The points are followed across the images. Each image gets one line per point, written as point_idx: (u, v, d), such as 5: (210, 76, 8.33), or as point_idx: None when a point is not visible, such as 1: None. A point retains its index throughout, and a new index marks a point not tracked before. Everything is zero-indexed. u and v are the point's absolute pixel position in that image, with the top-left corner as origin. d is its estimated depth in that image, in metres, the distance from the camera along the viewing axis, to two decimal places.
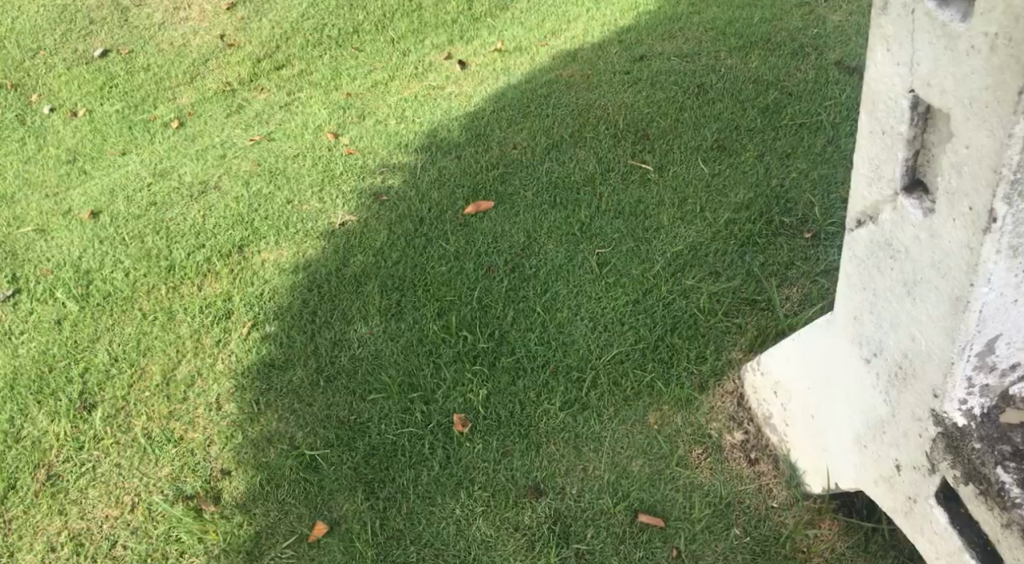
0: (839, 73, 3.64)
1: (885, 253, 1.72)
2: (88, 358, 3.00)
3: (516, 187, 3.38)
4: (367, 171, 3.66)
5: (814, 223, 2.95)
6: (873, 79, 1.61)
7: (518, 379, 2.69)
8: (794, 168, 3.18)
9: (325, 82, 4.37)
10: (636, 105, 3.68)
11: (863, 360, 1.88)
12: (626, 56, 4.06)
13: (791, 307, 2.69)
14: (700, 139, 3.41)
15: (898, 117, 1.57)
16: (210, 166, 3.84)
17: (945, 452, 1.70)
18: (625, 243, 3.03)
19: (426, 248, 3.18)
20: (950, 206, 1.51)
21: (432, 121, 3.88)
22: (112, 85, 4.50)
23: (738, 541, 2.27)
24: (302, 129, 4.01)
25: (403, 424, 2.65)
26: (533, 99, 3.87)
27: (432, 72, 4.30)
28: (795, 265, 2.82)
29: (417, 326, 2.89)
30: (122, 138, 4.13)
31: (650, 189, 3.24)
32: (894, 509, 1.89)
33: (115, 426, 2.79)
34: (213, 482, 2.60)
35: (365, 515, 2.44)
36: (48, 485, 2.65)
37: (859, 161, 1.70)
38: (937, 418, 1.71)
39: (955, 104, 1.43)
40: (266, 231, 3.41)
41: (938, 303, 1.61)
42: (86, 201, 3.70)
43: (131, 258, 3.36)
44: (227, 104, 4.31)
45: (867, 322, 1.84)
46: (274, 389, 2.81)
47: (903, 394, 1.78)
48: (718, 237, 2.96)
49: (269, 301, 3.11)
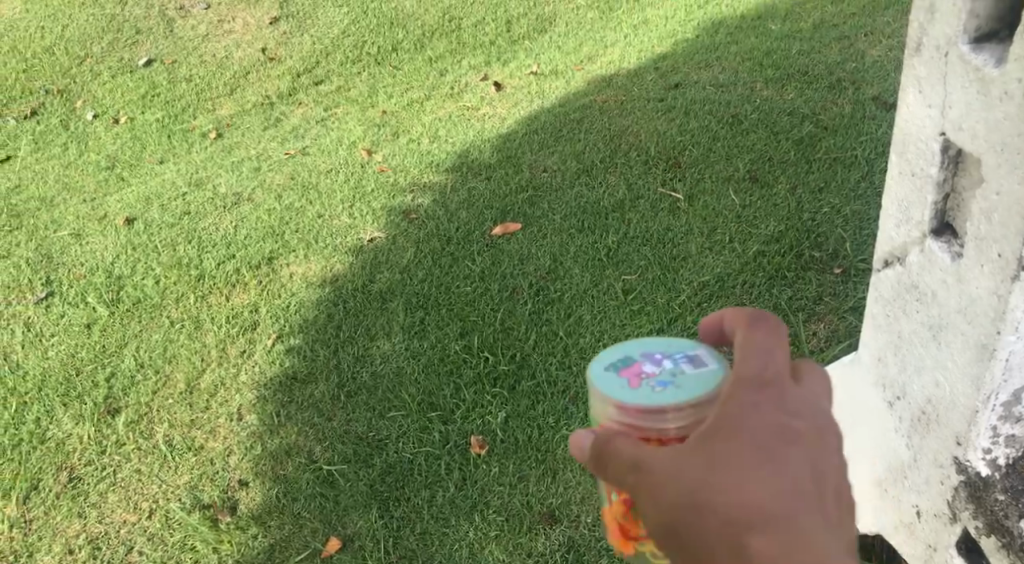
0: (877, 109, 3.61)
1: (911, 295, 1.69)
2: (115, 363, 3.04)
3: (545, 210, 3.38)
4: (398, 189, 3.68)
5: (845, 259, 2.91)
6: (904, 120, 1.60)
7: (537, 403, 2.68)
8: (827, 202, 3.15)
9: (362, 98, 4.40)
10: (670, 133, 3.67)
11: (886, 402, 1.85)
12: (661, 83, 4.06)
13: (817, 344, 2.66)
14: (732, 170, 3.40)
15: (929, 159, 1.56)
16: (245, 178, 3.88)
17: (968, 502, 1.67)
18: (652, 270, 3.01)
19: (452, 267, 3.19)
20: (978, 252, 1.49)
21: (465, 142, 3.90)
22: (155, 95, 4.58)
23: None
24: (337, 144, 4.04)
25: (420, 443, 2.64)
26: (566, 123, 3.87)
27: (468, 93, 4.32)
28: (824, 300, 2.79)
29: (439, 345, 2.90)
30: (161, 146, 4.20)
31: (678, 218, 3.22)
32: (914, 556, 1.85)
33: (138, 431, 2.82)
34: (231, 492, 2.62)
35: (379, 533, 2.43)
36: (70, 487, 2.67)
37: (888, 202, 1.69)
38: (960, 466, 1.67)
39: (987, 149, 1.41)
40: (296, 245, 3.44)
41: (964, 349, 1.58)
42: (122, 207, 3.76)
43: (163, 266, 3.41)
44: (266, 117, 4.37)
45: (891, 363, 1.81)
46: (295, 402, 2.82)
47: (926, 439, 1.75)
48: (746, 269, 2.94)
49: (295, 314, 3.13)
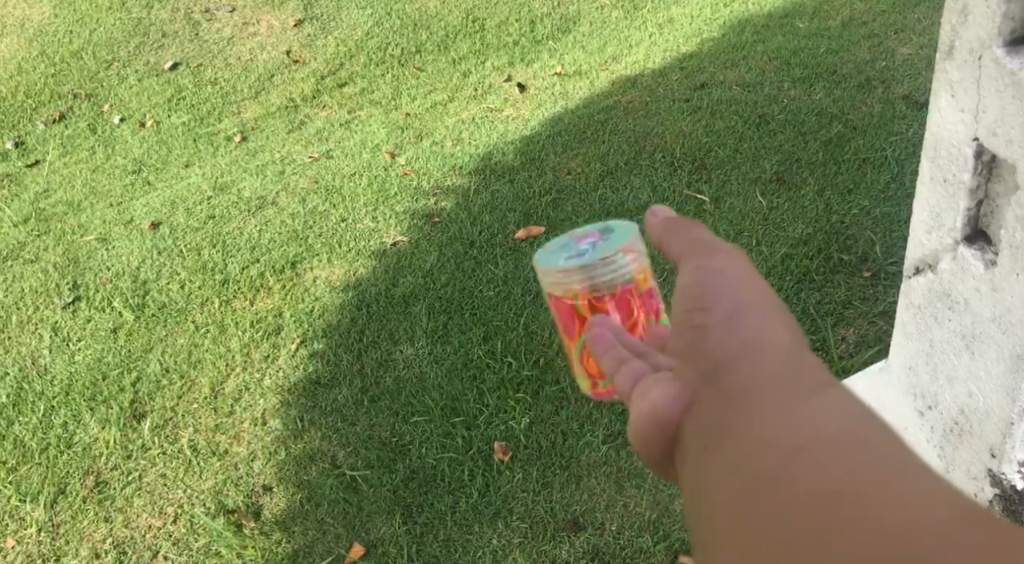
0: (907, 108, 3.54)
1: (943, 303, 1.65)
2: (140, 368, 3.05)
3: (568, 213, 3.36)
4: (421, 192, 3.66)
5: (875, 262, 2.87)
6: (935, 124, 1.56)
7: (561, 408, 2.67)
8: (856, 204, 3.10)
9: (386, 101, 4.39)
10: (694, 134, 3.63)
11: (917, 412, 1.81)
12: (686, 83, 4.02)
13: (846, 349, 2.62)
14: (759, 171, 3.35)
15: (961, 165, 1.52)
16: (269, 182, 3.89)
17: (1003, 515, 1.63)
18: (677, 274, 2.98)
19: (475, 271, 3.17)
20: (1013, 260, 1.45)
21: (488, 144, 3.88)
22: (180, 98, 4.60)
23: None
24: (360, 147, 4.04)
25: (444, 448, 2.63)
26: (590, 124, 3.84)
27: (491, 94, 4.30)
28: (853, 304, 2.75)
29: (462, 349, 2.89)
30: (187, 150, 4.21)
31: (704, 221, 3.18)
32: None
33: (163, 436, 2.82)
34: (255, 497, 2.62)
35: (402, 539, 2.43)
36: (96, 491, 2.69)
37: (918, 208, 1.65)
38: (995, 479, 1.63)
39: (1022, 155, 1.38)
40: (320, 249, 3.44)
41: (999, 360, 1.54)
42: (148, 211, 3.78)
43: (187, 270, 3.42)
44: (290, 120, 4.36)
45: (922, 373, 1.77)
46: (319, 406, 2.82)
47: (959, 450, 1.71)
48: (774, 272, 2.90)
49: (319, 318, 3.13)
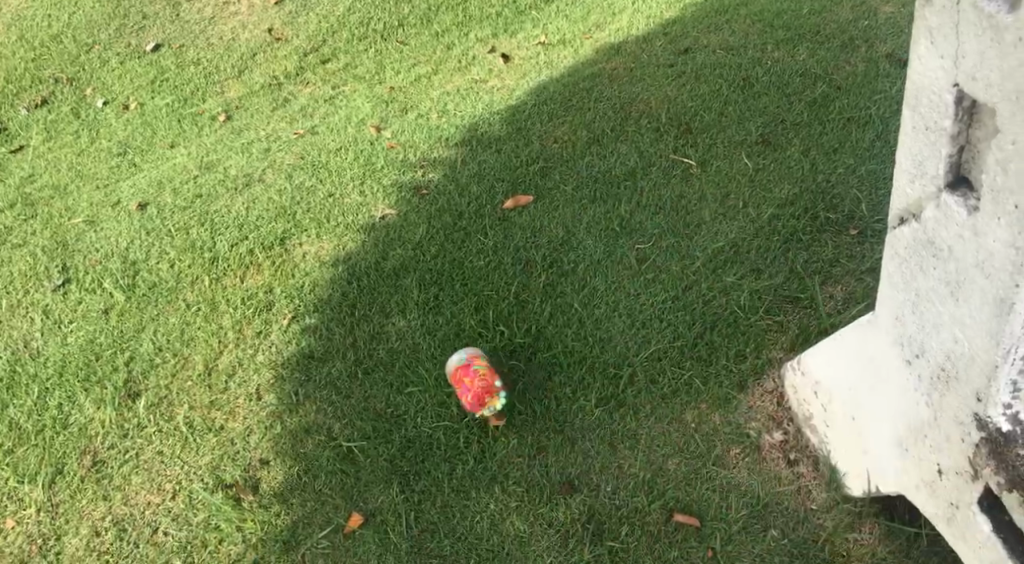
0: (891, 66, 3.55)
1: (927, 252, 1.67)
2: (133, 348, 3.05)
3: (556, 181, 3.36)
4: (408, 164, 3.66)
5: (861, 220, 2.89)
6: (916, 73, 1.57)
7: (553, 374, 2.69)
8: (841, 162, 3.12)
9: (370, 76, 4.37)
10: (680, 99, 3.63)
11: (905, 362, 1.84)
12: (671, 49, 4.01)
13: (835, 306, 2.65)
14: (745, 134, 3.36)
15: (942, 112, 1.53)
16: (256, 159, 3.88)
17: (990, 458, 1.66)
18: (666, 239, 3.00)
19: (465, 242, 3.18)
20: (994, 204, 1.46)
21: (473, 116, 3.88)
22: (163, 79, 4.57)
23: (775, 543, 2.23)
24: (345, 122, 4.03)
25: (439, 417, 2.65)
26: (575, 92, 3.83)
27: (475, 66, 4.28)
28: (840, 262, 2.77)
29: (454, 320, 2.90)
30: (171, 131, 4.19)
31: (691, 184, 3.19)
32: (936, 515, 1.85)
33: (159, 414, 2.84)
34: (252, 471, 2.63)
35: (400, 508, 2.46)
36: (93, 471, 2.70)
37: (901, 158, 1.66)
38: (981, 423, 1.66)
39: (1002, 99, 1.39)
40: (308, 224, 3.44)
41: (983, 304, 1.56)
42: (135, 192, 3.77)
43: (177, 249, 3.42)
44: (274, 98, 4.34)
45: (908, 322, 1.80)
46: (313, 380, 2.83)
47: (946, 396, 1.74)
48: (761, 234, 2.92)
49: (310, 293, 3.13)
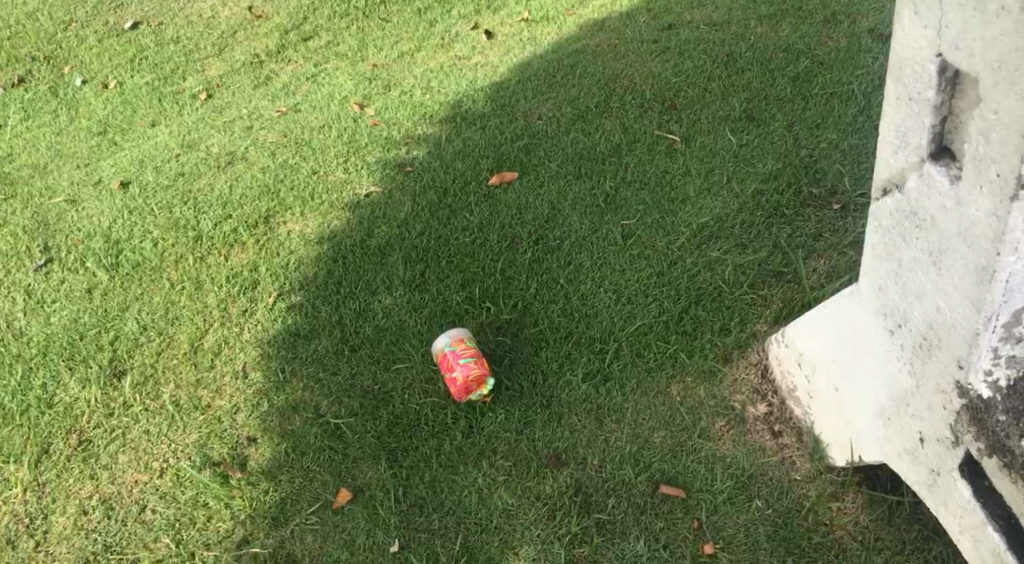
0: (873, 42, 3.56)
1: (910, 222, 1.69)
2: (118, 327, 3.04)
3: (541, 158, 3.36)
4: (392, 141, 3.65)
5: (843, 195, 2.91)
6: (899, 43, 1.58)
7: (540, 350, 2.70)
8: (824, 137, 3.14)
9: (353, 53, 4.34)
10: (664, 75, 3.64)
11: (888, 331, 1.87)
12: (654, 25, 4.01)
13: (818, 279, 2.67)
14: (728, 110, 3.37)
15: (926, 83, 1.54)
16: (238, 138, 3.85)
17: (971, 424, 1.69)
18: (651, 214, 3.00)
19: (450, 219, 3.18)
20: (977, 173, 1.48)
21: (457, 93, 3.86)
22: (143, 57, 4.52)
23: (760, 513, 2.26)
24: (328, 100, 4.01)
25: (427, 394, 2.67)
26: (559, 69, 3.83)
27: (458, 43, 4.26)
28: (823, 236, 2.79)
29: (440, 297, 2.91)
30: (152, 109, 4.15)
31: (676, 160, 3.20)
32: (918, 482, 1.89)
33: (145, 393, 2.83)
34: (240, 449, 2.64)
35: (388, 483, 2.47)
36: (80, 450, 2.70)
37: (885, 128, 1.68)
38: (962, 390, 1.69)
39: (985, 68, 1.40)
40: (292, 202, 3.43)
41: (964, 273, 1.58)
42: (117, 171, 3.74)
43: (160, 228, 3.40)
44: (255, 75, 4.30)
45: (891, 292, 1.82)
46: (299, 357, 2.83)
47: (928, 365, 1.77)
48: (745, 209, 2.93)
49: (295, 271, 3.13)
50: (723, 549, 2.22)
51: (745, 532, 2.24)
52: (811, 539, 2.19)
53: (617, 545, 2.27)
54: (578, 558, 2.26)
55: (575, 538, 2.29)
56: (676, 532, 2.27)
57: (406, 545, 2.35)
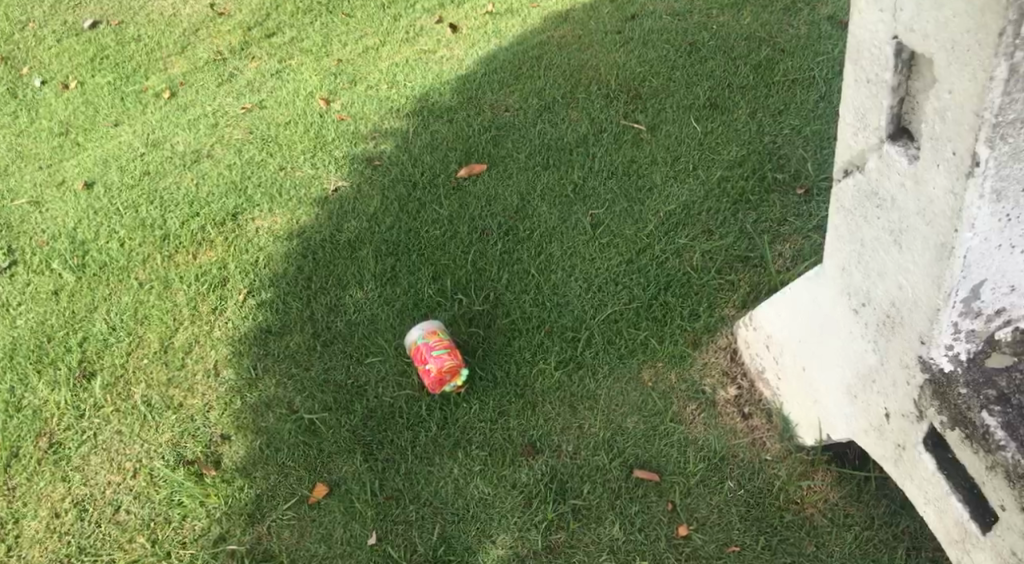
0: (832, 28, 3.61)
1: (872, 202, 1.73)
2: (86, 328, 3.02)
3: (509, 149, 3.38)
4: (359, 136, 3.64)
5: (807, 179, 2.96)
6: (858, 27, 1.62)
7: (513, 340, 2.72)
8: (787, 123, 3.18)
9: (317, 48, 4.32)
10: (628, 65, 3.66)
11: (853, 310, 1.91)
12: (618, 16, 4.03)
13: (784, 263, 2.71)
14: (693, 98, 3.40)
15: (883, 65, 1.58)
16: (203, 135, 3.83)
17: (933, 398, 1.73)
18: (619, 203, 3.03)
19: (420, 212, 3.18)
20: (934, 152, 1.52)
21: (423, 86, 3.87)
22: (104, 56, 4.47)
23: (732, 494, 2.30)
24: (293, 96, 3.99)
25: (400, 387, 2.67)
26: (525, 61, 3.84)
27: (423, 36, 4.26)
28: (788, 221, 2.84)
29: (412, 290, 2.91)
30: (114, 108, 4.10)
31: (642, 149, 3.23)
32: (885, 457, 1.93)
33: (116, 393, 2.81)
34: (214, 447, 2.63)
35: (364, 476, 2.48)
36: (50, 452, 2.68)
37: (846, 111, 1.72)
38: (924, 365, 1.73)
39: (939, 49, 1.44)
40: (260, 199, 3.41)
41: (924, 250, 1.62)
42: (80, 172, 3.70)
43: (126, 227, 3.37)
44: (219, 72, 4.26)
45: (855, 272, 1.87)
46: (271, 354, 2.83)
47: (892, 342, 1.81)
48: (711, 195, 2.97)
49: (264, 267, 3.12)
50: (696, 531, 2.26)
51: (718, 513, 2.28)
52: (783, 518, 2.24)
53: (593, 530, 2.30)
54: (555, 544, 2.29)
55: (552, 525, 2.32)
56: (651, 515, 2.30)
57: (384, 537, 2.36)
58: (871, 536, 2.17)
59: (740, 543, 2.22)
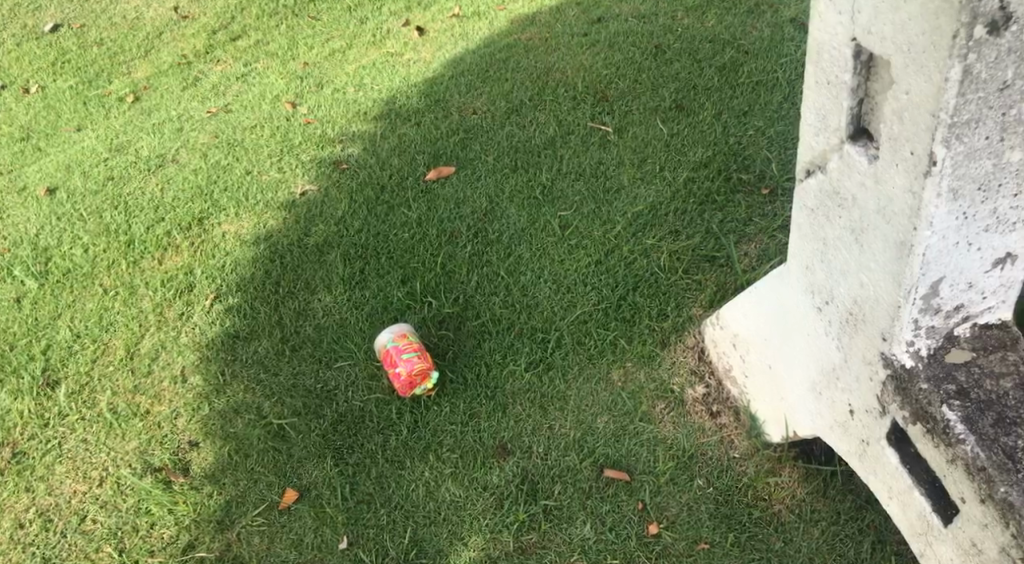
0: (795, 30, 3.66)
1: (835, 202, 1.76)
2: (50, 336, 2.97)
3: (477, 152, 3.38)
4: (326, 139, 3.63)
5: (772, 180, 3.00)
6: (817, 29, 1.64)
7: (483, 342, 2.72)
8: (752, 124, 3.22)
9: (282, 52, 4.29)
10: (595, 67, 3.68)
11: (817, 308, 1.94)
12: (584, 18, 4.05)
13: (749, 263, 2.75)
14: (659, 100, 3.43)
15: (842, 67, 1.60)
16: (168, 139, 3.79)
17: (895, 394, 1.76)
18: (587, 205, 3.05)
19: (389, 215, 3.18)
20: (893, 152, 1.55)
21: (391, 88, 3.87)
22: (64, 61, 4.42)
23: (701, 492, 2.32)
24: (260, 100, 3.96)
25: (370, 390, 2.67)
26: (492, 63, 3.85)
27: (390, 39, 4.25)
28: (754, 220, 2.87)
29: (381, 293, 2.91)
30: (77, 113, 4.05)
31: (609, 150, 3.25)
32: (851, 452, 1.96)
33: (81, 402, 2.78)
34: (181, 454, 2.61)
35: (335, 481, 2.47)
36: (15, 463, 2.64)
37: (807, 112, 1.74)
38: (887, 361, 1.76)
39: (896, 51, 1.47)
40: (226, 203, 3.39)
41: (884, 248, 1.65)
42: (42, 177, 3.65)
43: (90, 233, 3.33)
44: (184, 76, 4.22)
45: (818, 269, 1.90)
46: (239, 359, 2.81)
47: (855, 338, 1.84)
48: (678, 197, 2.99)
49: (231, 272, 3.09)
50: (666, 529, 2.28)
51: (687, 511, 2.30)
52: (751, 515, 2.27)
53: (564, 530, 2.31)
54: (527, 545, 2.30)
55: (523, 526, 2.33)
56: (622, 514, 2.31)
57: (355, 541, 2.36)
58: (838, 531, 2.20)
59: (709, 540, 2.24)
